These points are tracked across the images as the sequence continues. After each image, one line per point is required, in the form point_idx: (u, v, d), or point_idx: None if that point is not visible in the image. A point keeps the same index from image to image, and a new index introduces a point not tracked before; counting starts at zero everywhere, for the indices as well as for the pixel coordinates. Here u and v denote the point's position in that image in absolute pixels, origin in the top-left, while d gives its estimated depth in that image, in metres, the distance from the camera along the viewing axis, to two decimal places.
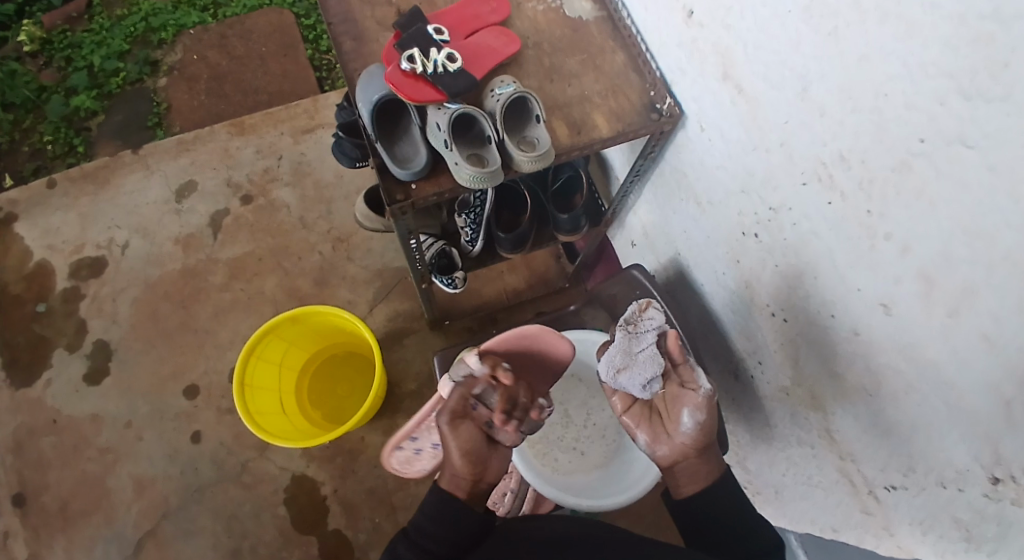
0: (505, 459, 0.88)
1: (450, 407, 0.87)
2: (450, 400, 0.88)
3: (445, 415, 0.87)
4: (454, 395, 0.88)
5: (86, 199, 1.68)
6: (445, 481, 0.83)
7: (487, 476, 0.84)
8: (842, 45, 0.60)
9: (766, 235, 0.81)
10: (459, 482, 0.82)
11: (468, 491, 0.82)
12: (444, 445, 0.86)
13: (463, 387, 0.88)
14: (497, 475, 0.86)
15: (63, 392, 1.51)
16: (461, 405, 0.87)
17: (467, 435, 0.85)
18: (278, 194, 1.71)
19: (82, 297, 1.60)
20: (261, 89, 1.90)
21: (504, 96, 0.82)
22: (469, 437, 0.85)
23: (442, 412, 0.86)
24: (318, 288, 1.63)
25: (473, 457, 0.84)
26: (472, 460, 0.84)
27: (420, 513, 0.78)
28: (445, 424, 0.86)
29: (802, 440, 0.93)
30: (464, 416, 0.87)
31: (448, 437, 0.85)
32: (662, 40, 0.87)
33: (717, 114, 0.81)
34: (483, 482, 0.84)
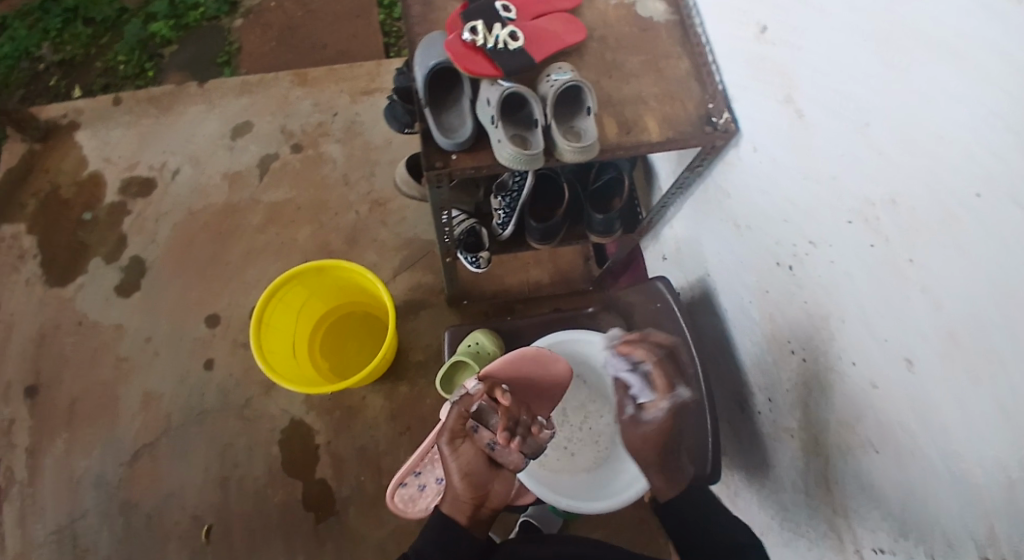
0: (508, 483, 0.89)
1: (451, 431, 0.88)
2: (451, 423, 0.89)
3: (445, 436, 0.88)
4: (455, 419, 0.89)
5: (147, 121, 1.74)
6: (445, 503, 0.84)
7: (489, 500, 0.85)
8: (910, 86, 0.59)
9: (801, 270, 0.80)
10: (460, 506, 0.83)
11: (471, 514, 0.83)
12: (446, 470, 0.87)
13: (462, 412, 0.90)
14: (500, 498, 0.87)
15: (93, 299, 1.57)
16: (461, 427, 0.89)
17: (466, 456, 0.87)
18: (327, 148, 1.74)
19: (127, 212, 1.65)
20: (330, 44, 1.93)
21: (559, 83, 0.80)
22: (468, 458, 0.86)
23: (443, 435, 0.88)
24: (347, 246, 1.66)
25: (473, 480, 0.85)
26: (473, 483, 0.84)
27: (422, 539, 0.80)
28: (447, 449, 0.87)
29: (797, 484, 0.91)
30: (464, 439, 0.88)
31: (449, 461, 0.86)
32: (729, 54, 0.86)
33: (772, 137, 0.80)
34: (485, 507, 0.85)
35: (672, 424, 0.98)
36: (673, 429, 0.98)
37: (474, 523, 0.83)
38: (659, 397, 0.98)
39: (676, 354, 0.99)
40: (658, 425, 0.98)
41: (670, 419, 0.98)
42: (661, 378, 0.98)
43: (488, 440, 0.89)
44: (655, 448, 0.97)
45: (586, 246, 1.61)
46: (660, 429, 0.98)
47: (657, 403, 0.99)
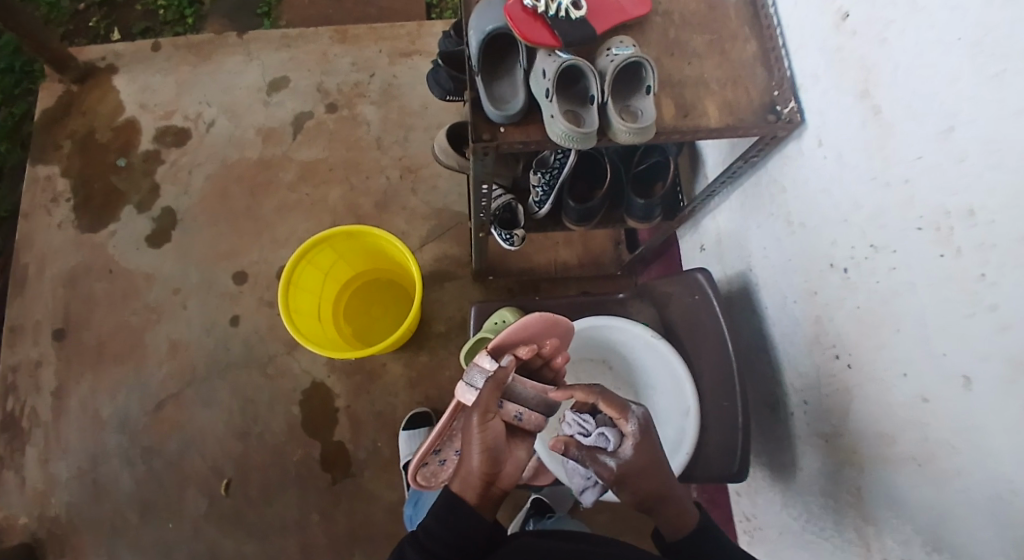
0: (517, 467, 0.82)
1: (483, 406, 0.79)
2: (484, 398, 0.79)
3: (475, 412, 0.79)
4: (487, 391, 0.80)
5: (185, 70, 1.72)
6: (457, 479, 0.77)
7: (500, 480, 0.79)
8: (1007, 92, 0.54)
9: (856, 274, 0.76)
10: (472, 482, 0.76)
11: (480, 493, 0.76)
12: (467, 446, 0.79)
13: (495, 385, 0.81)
14: (509, 480, 0.80)
15: (125, 245, 1.58)
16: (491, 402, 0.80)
17: (493, 431, 0.79)
18: (363, 110, 1.71)
19: (161, 161, 1.65)
20: (372, 2, 1.89)
21: (619, 59, 0.76)
22: (492, 436, 0.79)
23: (477, 411, 0.78)
24: (377, 210, 1.64)
25: (491, 458, 0.77)
26: (491, 460, 0.77)
27: (428, 517, 0.76)
28: (473, 422, 0.79)
29: (824, 491, 0.88)
30: (492, 415, 0.80)
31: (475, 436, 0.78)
32: (803, 39, 0.80)
33: (841, 133, 0.75)
34: (495, 486, 0.78)
35: (652, 452, 0.77)
36: (658, 458, 0.77)
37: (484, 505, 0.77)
38: (625, 425, 0.76)
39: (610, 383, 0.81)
40: (641, 452, 0.76)
41: (648, 443, 0.76)
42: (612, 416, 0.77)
43: (512, 414, 0.84)
44: (652, 484, 0.76)
45: (618, 229, 1.57)
46: (650, 462, 0.76)
47: (625, 436, 0.77)
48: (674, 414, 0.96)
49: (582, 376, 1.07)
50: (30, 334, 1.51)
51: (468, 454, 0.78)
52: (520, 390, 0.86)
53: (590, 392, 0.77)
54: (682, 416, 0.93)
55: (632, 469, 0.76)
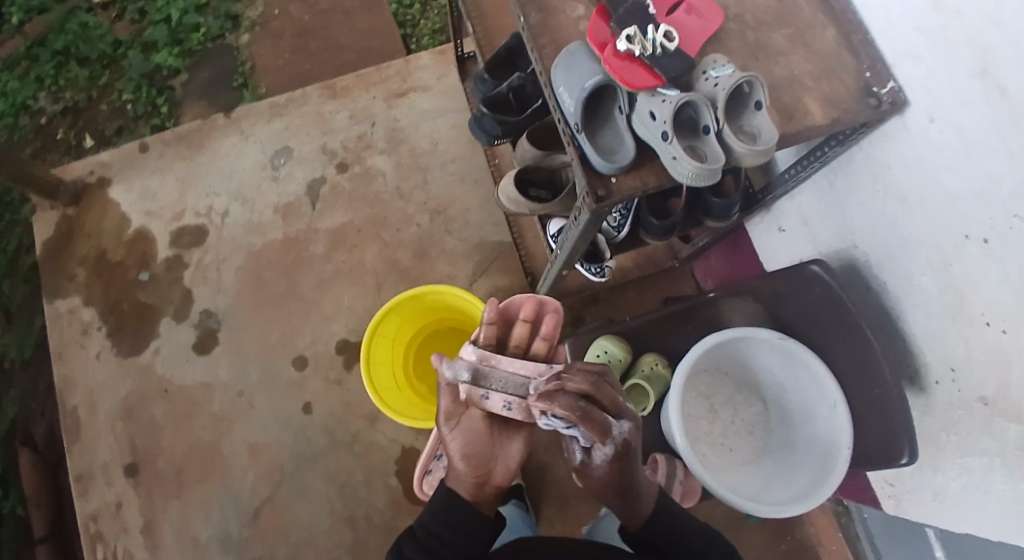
0: (510, 461, 0.96)
1: (446, 410, 0.95)
2: (443, 404, 0.96)
3: (445, 419, 0.95)
4: (444, 395, 0.96)
5: (182, 164, 1.64)
6: (452, 479, 0.94)
7: (491, 478, 0.94)
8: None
9: (999, 244, 0.75)
10: (464, 482, 0.92)
11: (474, 491, 0.92)
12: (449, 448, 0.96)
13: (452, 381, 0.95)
14: (502, 477, 0.95)
15: (172, 360, 1.50)
16: (453, 401, 0.96)
17: (466, 434, 0.94)
18: (374, 161, 1.66)
19: (184, 264, 1.57)
20: (348, 46, 1.82)
21: (725, 81, 0.72)
22: (467, 439, 0.94)
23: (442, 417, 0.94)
24: (417, 260, 1.59)
25: (473, 460, 0.92)
26: (473, 462, 0.93)
27: (428, 515, 0.91)
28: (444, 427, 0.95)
29: (990, 452, 0.87)
30: (462, 414, 0.95)
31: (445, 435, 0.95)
32: (893, 20, 0.79)
33: (958, 110, 0.74)
34: (488, 484, 0.93)
35: (622, 467, 0.88)
36: (627, 468, 0.89)
37: (477, 501, 0.92)
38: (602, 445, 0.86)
39: (601, 394, 0.86)
40: (607, 468, 0.88)
41: (616, 465, 0.88)
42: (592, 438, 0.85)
43: (496, 406, 0.92)
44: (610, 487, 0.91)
45: None
46: (616, 473, 0.89)
47: (599, 448, 0.87)
48: (820, 408, 0.99)
49: (702, 388, 1.09)
50: (100, 478, 1.43)
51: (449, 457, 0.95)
52: (501, 379, 0.93)
53: (571, 414, 0.83)
54: (831, 411, 0.96)
55: (594, 471, 0.91)
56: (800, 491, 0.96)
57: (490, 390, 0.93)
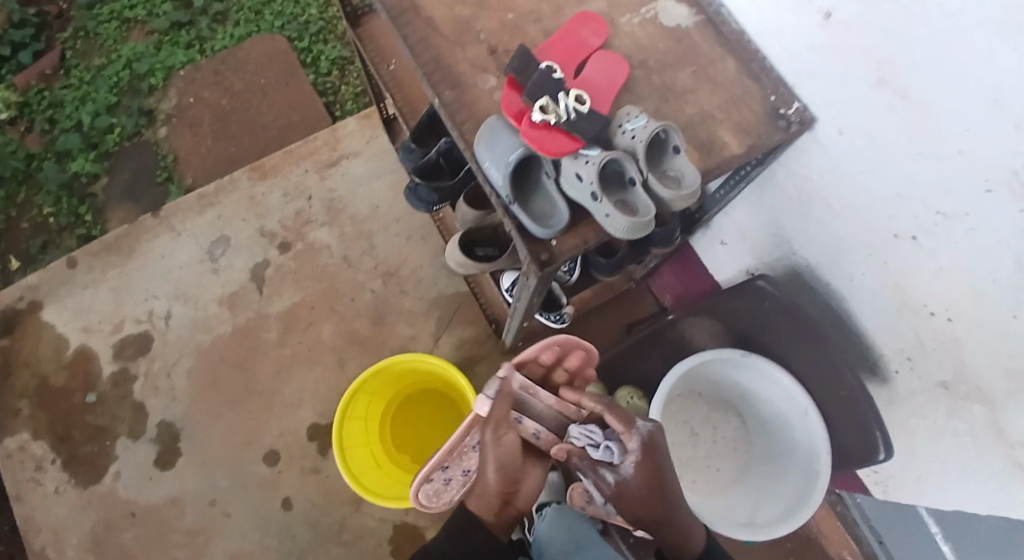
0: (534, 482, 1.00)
1: (494, 420, 0.90)
2: (495, 411, 0.90)
3: (489, 429, 0.91)
4: (495, 403, 0.90)
5: (114, 273, 1.58)
6: (478, 493, 0.96)
7: (515, 497, 0.98)
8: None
9: (929, 239, 0.78)
10: (489, 501, 0.96)
11: (497, 509, 0.96)
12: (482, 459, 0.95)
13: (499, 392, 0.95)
14: (524, 497, 0.99)
15: (135, 481, 1.44)
16: (502, 414, 0.90)
17: (507, 450, 0.92)
18: (316, 235, 1.63)
19: (134, 377, 1.51)
20: (270, 123, 1.80)
21: (643, 133, 0.74)
22: (507, 454, 0.93)
23: (489, 427, 0.90)
24: (376, 328, 1.57)
25: (507, 478, 0.94)
26: (506, 479, 0.94)
27: (442, 537, 0.99)
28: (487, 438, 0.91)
29: (959, 431, 0.90)
30: (506, 431, 0.92)
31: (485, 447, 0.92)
32: (785, 44, 0.83)
33: (866, 120, 0.77)
34: (510, 502, 0.97)
35: (652, 474, 0.85)
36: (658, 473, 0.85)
37: (494, 521, 0.98)
38: (626, 440, 0.84)
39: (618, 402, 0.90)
40: (641, 473, 0.84)
41: (648, 464, 0.84)
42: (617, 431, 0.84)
43: (529, 432, 0.96)
44: (652, 507, 0.87)
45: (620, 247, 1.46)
46: (647, 480, 0.85)
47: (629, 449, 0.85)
48: (792, 414, 1.02)
49: (680, 414, 1.11)
50: None
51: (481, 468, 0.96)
52: (538, 408, 0.97)
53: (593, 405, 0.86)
54: (804, 416, 0.99)
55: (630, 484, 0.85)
56: (791, 500, 0.99)
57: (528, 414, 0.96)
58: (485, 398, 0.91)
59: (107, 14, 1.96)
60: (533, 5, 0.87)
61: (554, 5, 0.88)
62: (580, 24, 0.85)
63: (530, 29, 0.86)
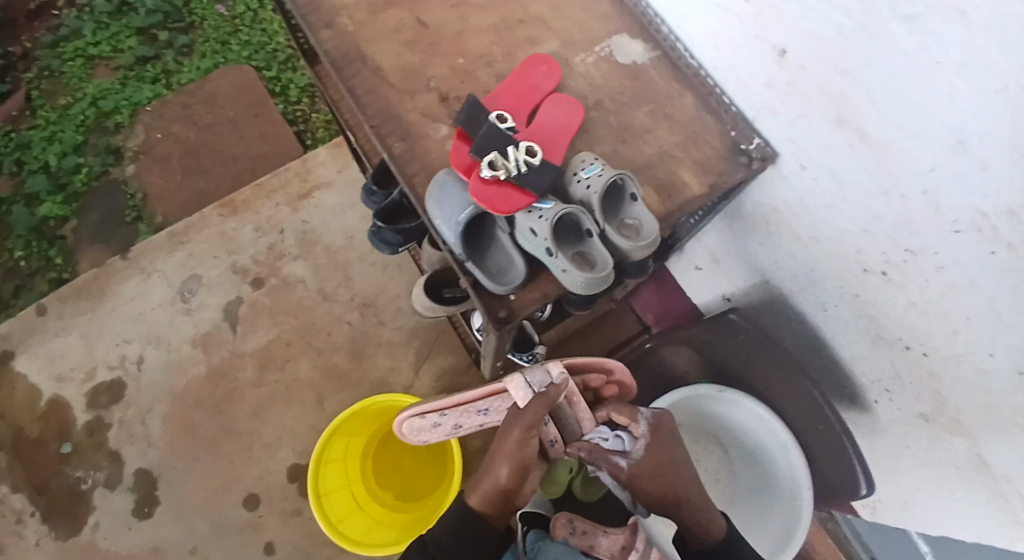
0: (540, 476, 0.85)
1: (526, 421, 0.79)
2: (530, 413, 0.79)
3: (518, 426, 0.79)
4: (534, 407, 0.79)
5: (84, 319, 1.56)
6: (485, 479, 0.81)
7: (519, 495, 0.83)
8: (1017, 106, 0.52)
9: (898, 275, 0.75)
10: (491, 494, 0.81)
11: (500, 505, 0.82)
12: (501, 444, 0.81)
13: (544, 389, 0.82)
14: (529, 492, 0.84)
15: (115, 531, 1.42)
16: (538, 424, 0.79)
17: (531, 448, 0.80)
18: (290, 269, 1.61)
19: (109, 425, 1.49)
20: (240, 155, 1.78)
21: (598, 183, 0.72)
22: (528, 450, 0.80)
23: (521, 425, 0.78)
24: (355, 362, 1.54)
25: (518, 473, 0.80)
26: (518, 473, 0.80)
27: (439, 528, 0.80)
28: (517, 434, 0.79)
29: (942, 462, 0.88)
30: (532, 434, 0.79)
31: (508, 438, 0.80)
32: (738, 80, 0.81)
33: (827, 157, 0.74)
34: (516, 497, 0.83)
35: (659, 452, 0.82)
36: (666, 459, 0.83)
37: (488, 511, 0.82)
38: (634, 427, 0.83)
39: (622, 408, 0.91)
40: (649, 456, 0.81)
41: (658, 446, 0.82)
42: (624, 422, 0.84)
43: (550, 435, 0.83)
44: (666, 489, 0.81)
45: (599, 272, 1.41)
46: (658, 462, 0.81)
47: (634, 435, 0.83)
48: (772, 448, 1.02)
49: None
50: None
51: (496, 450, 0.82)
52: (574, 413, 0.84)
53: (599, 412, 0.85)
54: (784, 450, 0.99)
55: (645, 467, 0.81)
56: (781, 540, 0.98)
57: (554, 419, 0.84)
58: (523, 387, 0.82)
59: (71, 50, 1.93)
60: (484, 49, 0.86)
61: (505, 47, 0.86)
62: (532, 68, 0.83)
63: (482, 74, 0.85)
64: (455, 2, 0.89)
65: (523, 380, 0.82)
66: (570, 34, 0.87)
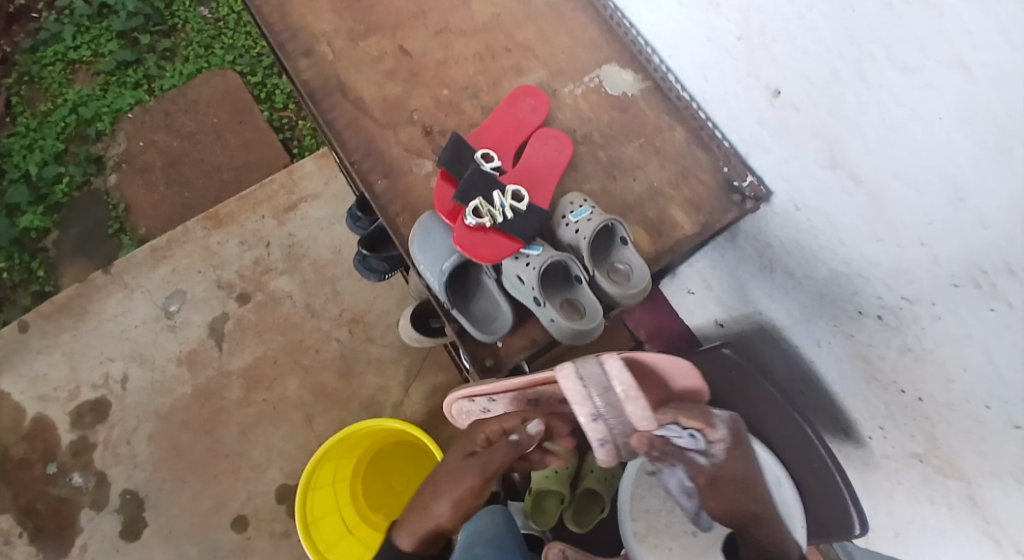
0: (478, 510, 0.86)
1: (485, 471, 0.78)
2: (492, 461, 0.78)
3: (478, 471, 0.79)
4: (501, 452, 0.78)
5: (67, 336, 1.53)
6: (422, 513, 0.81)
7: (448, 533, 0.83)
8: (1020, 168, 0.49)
9: (894, 320, 0.73)
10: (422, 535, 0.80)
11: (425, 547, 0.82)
12: (448, 476, 0.81)
13: (603, 391, 0.73)
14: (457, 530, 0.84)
15: (101, 554, 1.40)
16: (496, 473, 0.79)
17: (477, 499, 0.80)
18: (276, 284, 1.58)
19: (93, 446, 1.46)
20: (225, 165, 1.74)
21: (587, 229, 0.71)
22: (474, 500, 0.80)
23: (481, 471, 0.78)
24: (344, 380, 1.51)
25: (459, 518, 0.80)
26: (460, 516, 0.80)
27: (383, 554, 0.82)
28: (472, 474, 0.79)
29: (935, 500, 0.86)
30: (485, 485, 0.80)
31: (466, 470, 0.80)
32: (730, 114, 0.78)
33: (820, 199, 0.72)
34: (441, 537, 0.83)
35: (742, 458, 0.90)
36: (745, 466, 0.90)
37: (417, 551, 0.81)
38: (712, 432, 0.87)
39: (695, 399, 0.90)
40: (731, 456, 0.88)
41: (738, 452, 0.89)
42: (698, 424, 0.86)
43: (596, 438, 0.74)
44: (748, 502, 0.89)
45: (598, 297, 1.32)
46: (739, 467, 0.89)
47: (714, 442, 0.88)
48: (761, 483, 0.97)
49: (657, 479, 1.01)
50: None
51: (443, 479, 0.81)
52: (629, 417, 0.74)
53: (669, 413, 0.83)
54: (776, 486, 0.94)
55: (724, 468, 0.88)
56: None
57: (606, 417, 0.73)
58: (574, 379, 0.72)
59: (51, 56, 1.89)
60: (468, 78, 0.83)
61: (491, 77, 0.83)
62: (518, 102, 0.81)
63: (467, 105, 0.82)
64: (439, 29, 0.86)
65: (574, 376, 0.72)
66: (558, 63, 0.84)
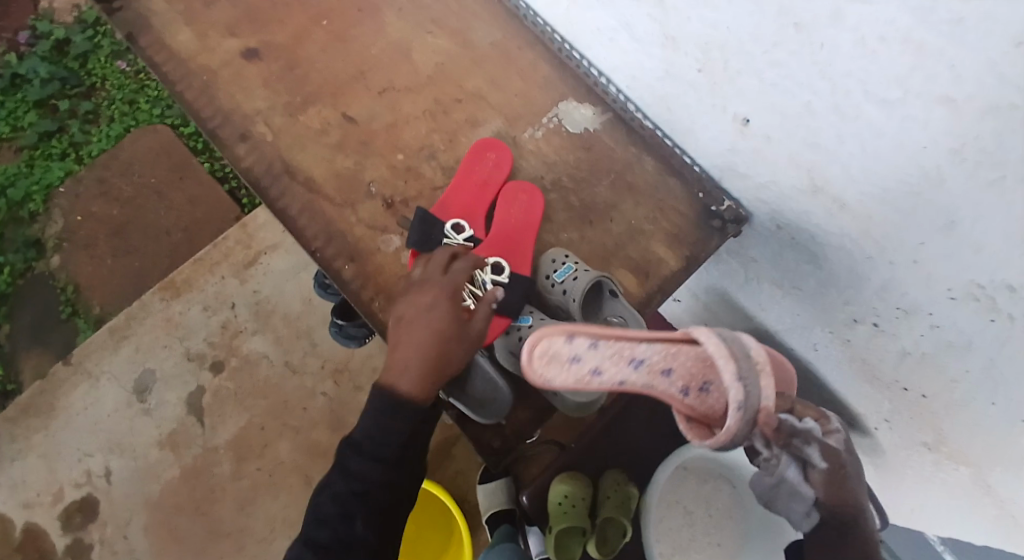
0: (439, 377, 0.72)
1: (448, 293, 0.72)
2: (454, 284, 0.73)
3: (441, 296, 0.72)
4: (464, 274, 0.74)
5: (38, 438, 1.46)
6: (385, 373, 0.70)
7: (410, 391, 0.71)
8: (1017, 197, 0.47)
9: (890, 327, 0.72)
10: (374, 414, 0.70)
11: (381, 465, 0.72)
12: (407, 325, 0.71)
13: (744, 356, 0.57)
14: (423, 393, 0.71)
15: None
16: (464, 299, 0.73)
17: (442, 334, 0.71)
18: (249, 346, 1.51)
19: (87, 547, 1.40)
20: (172, 227, 1.65)
21: (575, 291, 0.73)
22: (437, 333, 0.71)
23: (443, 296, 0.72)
24: (337, 433, 1.46)
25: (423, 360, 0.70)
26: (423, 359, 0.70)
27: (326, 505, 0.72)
28: (419, 331, 0.71)
29: (949, 486, 0.83)
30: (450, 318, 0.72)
31: (421, 344, 0.70)
32: (697, 143, 0.77)
33: (803, 221, 0.70)
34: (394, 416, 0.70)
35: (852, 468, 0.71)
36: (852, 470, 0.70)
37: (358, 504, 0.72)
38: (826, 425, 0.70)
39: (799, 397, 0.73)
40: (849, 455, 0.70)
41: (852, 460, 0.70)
42: (813, 412, 0.71)
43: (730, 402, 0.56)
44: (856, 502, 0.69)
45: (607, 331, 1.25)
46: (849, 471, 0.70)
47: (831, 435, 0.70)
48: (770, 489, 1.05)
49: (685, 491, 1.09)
50: None
51: (400, 322, 0.72)
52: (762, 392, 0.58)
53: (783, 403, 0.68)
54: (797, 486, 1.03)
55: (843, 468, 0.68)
56: None
57: (744, 381, 0.56)
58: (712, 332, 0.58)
59: None
60: (423, 138, 0.84)
61: (446, 133, 0.84)
62: (479, 158, 0.82)
63: (426, 168, 0.83)
64: (383, 88, 0.86)
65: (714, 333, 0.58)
66: (513, 108, 0.84)
